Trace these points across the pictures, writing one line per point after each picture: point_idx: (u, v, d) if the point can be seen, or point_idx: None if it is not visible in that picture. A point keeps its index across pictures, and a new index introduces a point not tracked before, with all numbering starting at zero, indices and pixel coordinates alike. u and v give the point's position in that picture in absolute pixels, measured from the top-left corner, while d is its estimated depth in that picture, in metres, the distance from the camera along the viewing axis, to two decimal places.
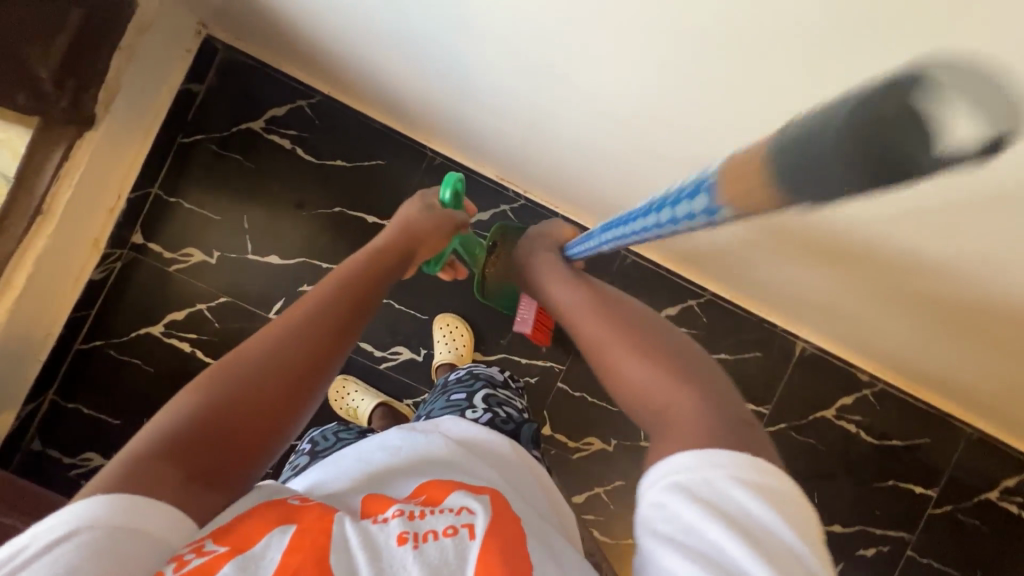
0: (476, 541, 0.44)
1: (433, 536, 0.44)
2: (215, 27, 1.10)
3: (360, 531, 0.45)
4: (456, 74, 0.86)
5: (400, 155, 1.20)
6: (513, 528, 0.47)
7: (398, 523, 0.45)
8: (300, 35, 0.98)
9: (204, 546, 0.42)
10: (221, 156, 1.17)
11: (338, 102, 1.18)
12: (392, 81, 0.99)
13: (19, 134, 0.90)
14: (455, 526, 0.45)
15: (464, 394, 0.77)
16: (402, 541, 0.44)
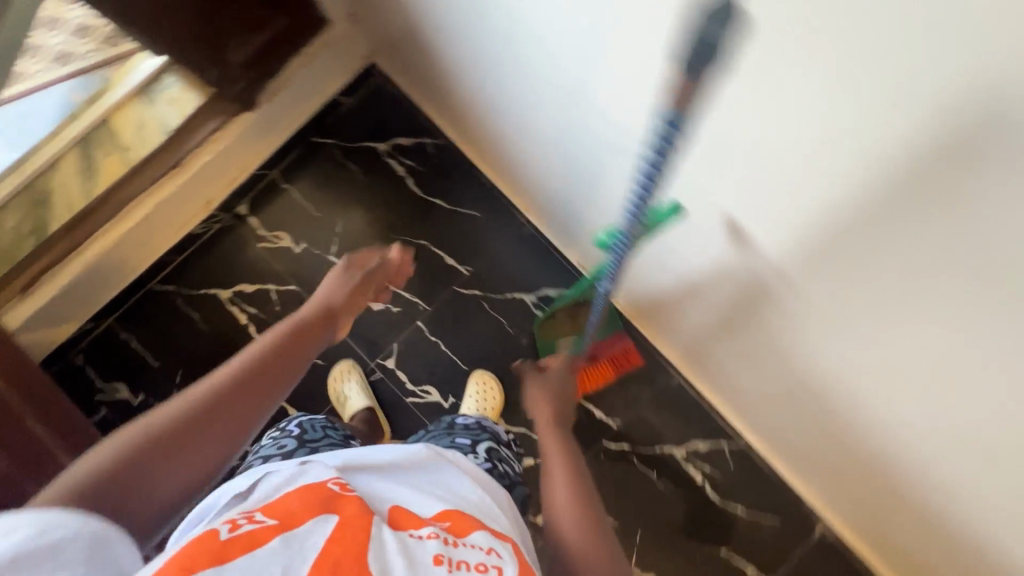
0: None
1: (466, 567, 0.46)
2: (380, 58, 1.22)
3: (397, 540, 0.47)
4: (578, 172, 0.91)
5: (495, 214, 1.27)
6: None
7: (434, 542, 0.48)
8: (453, 93, 1.08)
9: (252, 515, 0.45)
10: (341, 163, 1.26)
11: (459, 151, 1.27)
12: (517, 156, 1.06)
13: (192, 98, 1.03)
14: (485, 564, 0.47)
15: (469, 440, 0.80)
16: (437, 562, 0.46)
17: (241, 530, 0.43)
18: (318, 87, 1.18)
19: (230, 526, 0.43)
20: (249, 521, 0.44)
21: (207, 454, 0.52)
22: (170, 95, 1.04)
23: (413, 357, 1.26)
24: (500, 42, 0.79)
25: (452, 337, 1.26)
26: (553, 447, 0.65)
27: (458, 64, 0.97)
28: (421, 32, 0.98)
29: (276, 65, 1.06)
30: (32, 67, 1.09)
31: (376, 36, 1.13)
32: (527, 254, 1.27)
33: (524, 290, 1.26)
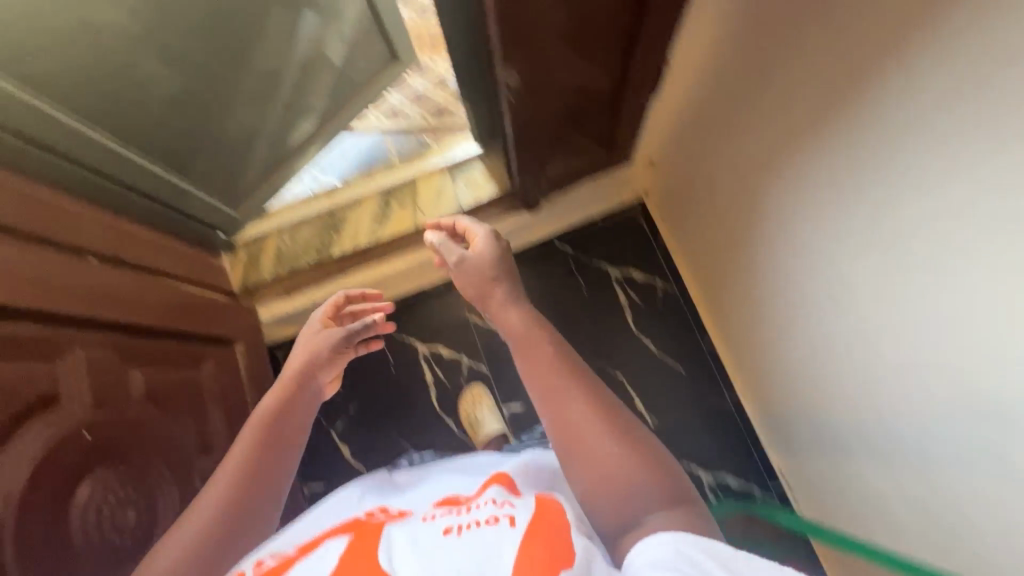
0: (516, 525, 0.46)
1: (475, 525, 0.48)
2: (650, 198, 1.25)
3: (414, 530, 0.50)
4: (835, 425, 0.81)
5: (701, 379, 1.21)
6: (556, 524, 0.46)
7: (445, 519, 0.50)
8: (716, 269, 1.05)
9: (269, 558, 0.50)
10: (570, 274, 1.28)
11: (688, 304, 1.24)
12: (761, 356, 1.00)
13: (490, 189, 1.13)
14: (496, 517, 0.49)
15: None
16: (447, 531, 0.48)
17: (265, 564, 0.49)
18: (582, 208, 1.24)
19: (255, 567, 0.49)
20: (269, 562, 0.49)
21: (223, 561, 0.52)
22: (472, 179, 1.14)
23: None
24: (805, 324, 0.80)
25: None
26: (570, 405, 0.51)
27: (739, 290, 0.98)
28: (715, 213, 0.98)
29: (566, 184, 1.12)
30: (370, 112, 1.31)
31: (662, 187, 1.15)
32: (720, 431, 1.18)
33: (703, 465, 1.17)
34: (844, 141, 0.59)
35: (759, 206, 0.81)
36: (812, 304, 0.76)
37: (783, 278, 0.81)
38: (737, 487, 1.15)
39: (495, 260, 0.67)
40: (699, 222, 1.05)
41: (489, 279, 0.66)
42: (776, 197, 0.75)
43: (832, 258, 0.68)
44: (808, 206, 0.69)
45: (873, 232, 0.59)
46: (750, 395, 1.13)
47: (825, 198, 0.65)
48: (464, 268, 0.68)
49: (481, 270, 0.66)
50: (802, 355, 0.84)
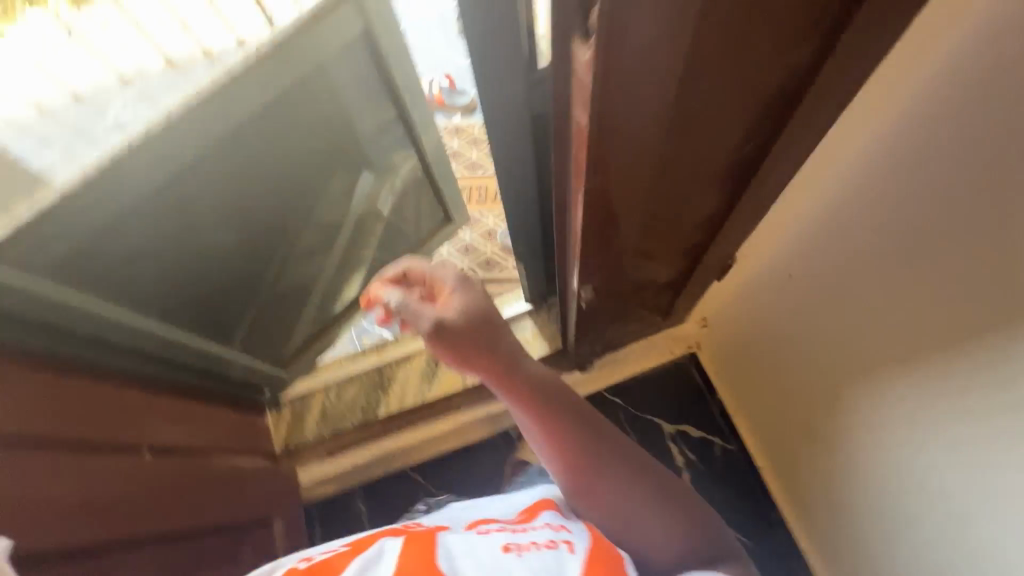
0: (577, 554, 0.45)
1: (534, 545, 0.46)
2: (702, 351, 1.21)
3: (465, 539, 0.48)
4: None
5: (773, 557, 1.09)
6: (607, 555, 0.46)
7: (500, 538, 0.48)
8: (786, 440, 0.97)
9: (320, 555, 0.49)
10: (621, 427, 1.22)
11: (750, 464, 1.15)
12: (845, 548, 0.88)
13: (541, 346, 1.14)
14: (554, 540, 0.48)
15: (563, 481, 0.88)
16: (506, 547, 0.46)
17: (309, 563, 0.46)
18: (632, 361, 1.22)
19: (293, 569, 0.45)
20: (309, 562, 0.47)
21: None
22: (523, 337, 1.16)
23: None
24: (897, 573, 0.73)
25: None
26: (558, 441, 0.59)
27: (816, 480, 0.90)
28: (779, 390, 0.91)
29: (618, 343, 1.09)
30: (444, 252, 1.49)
31: (717, 349, 1.12)
32: None
33: None
34: (926, 412, 0.59)
35: (829, 435, 0.79)
36: (904, 560, 0.70)
37: (864, 515, 0.76)
38: None
39: (485, 317, 0.57)
40: (763, 397, 1.00)
41: (488, 360, 0.57)
42: (851, 436, 0.73)
43: (922, 517, 0.64)
44: (912, 429, 0.62)
45: (980, 509, 0.56)
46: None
47: (927, 448, 0.60)
48: (449, 346, 0.56)
49: (473, 350, 0.56)
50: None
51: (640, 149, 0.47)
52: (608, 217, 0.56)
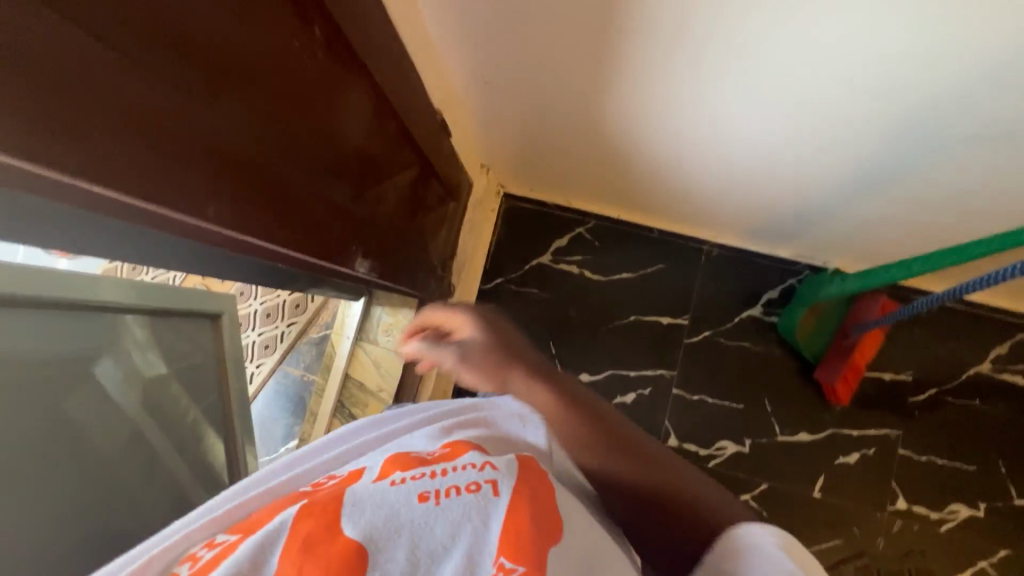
0: (502, 501, 0.35)
1: (455, 492, 0.35)
2: (510, 185, 1.23)
3: (371, 497, 0.35)
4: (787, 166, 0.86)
5: (680, 257, 1.25)
6: (548, 493, 0.37)
7: (417, 480, 0.36)
8: (599, 171, 1.06)
9: (214, 539, 0.36)
10: (520, 292, 1.26)
11: (611, 220, 1.26)
12: (689, 190, 1.03)
13: (405, 314, 1.04)
14: (477, 482, 0.36)
15: None
16: (422, 498, 0.35)
17: (197, 562, 0.33)
18: (478, 244, 1.21)
19: (188, 562, 0.34)
20: (209, 549, 0.34)
21: None
22: (385, 325, 1.04)
23: (691, 424, 1.21)
24: (736, 159, 0.88)
25: (711, 385, 1.22)
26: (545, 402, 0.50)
27: (634, 169, 1.01)
28: (561, 143, 0.98)
29: (452, 245, 1.07)
30: (250, 369, 1.08)
31: (512, 172, 1.15)
32: (729, 274, 1.24)
33: (746, 306, 1.23)
34: (649, 57, 0.68)
35: (624, 134, 0.88)
36: (730, 145, 0.85)
37: (689, 151, 0.89)
38: (777, 292, 1.23)
39: (509, 343, 0.54)
40: (570, 168, 1.07)
41: (509, 375, 0.52)
42: (634, 117, 0.83)
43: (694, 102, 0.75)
44: (631, 60, 0.69)
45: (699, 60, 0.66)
46: (740, 237, 1.19)
47: (645, 58, 0.69)
48: (475, 370, 0.53)
49: (498, 369, 0.53)
50: (756, 176, 0.92)
51: (234, 146, 0.39)
52: (297, 211, 0.49)
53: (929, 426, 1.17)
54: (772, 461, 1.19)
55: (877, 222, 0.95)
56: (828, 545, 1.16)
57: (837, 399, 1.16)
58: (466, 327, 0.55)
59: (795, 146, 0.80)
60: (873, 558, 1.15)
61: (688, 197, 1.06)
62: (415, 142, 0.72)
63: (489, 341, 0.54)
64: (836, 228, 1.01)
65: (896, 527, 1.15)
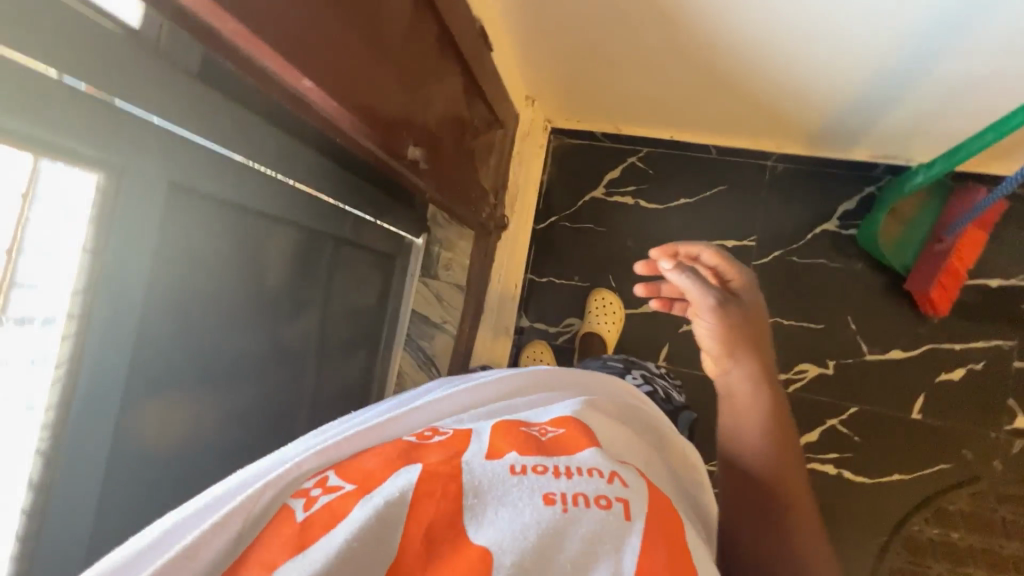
0: (635, 527, 0.33)
1: (584, 501, 0.34)
2: (558, 119, 1.24)
3: (496, 489, 0.34)
4: (833, 49, 0.81)
5: (742, 175, 1.19)
6: (673, 523, 0.35)
7: (543, 476, 0.35)
8: (643, 90, 1.04)
9: (328, 481, 0.36)
10: (576, 228, 1.26)
11: (664, 145, 1.22)
12: (741, 94, 0.99)
13: (462, 248, 1.11)
14: (608, 498, 0.34)
15: (622, 364, 0.88)
16: (549, 502, 0.34)
17: (321, 504, 0.34)
18: (530, 179, 1.23)
19: (305, 502, 0.34)
20: (324, 492, 0.35)
21: None
22: (445, 259, 1.09)
23: None
24: (805, 43, 0.81)
25: (785, 306, 1.15)
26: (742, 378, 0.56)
27: (677, 82, 0.98)
28: (600, 63, 0.96)
29: (502, 176, 1.10)
30: None
31: (558, 99, 1.14)
32: (798, 188, 1.17)
33: (820, 220, 1.15)
34: None
35: (675, 34, 0.84)
36: (797, 28, 0.77)
37: (745, 45, 0.84)
38: (856, 203, 1.14)
39: (752, 319, 0.57)
40: (614, 88, 1.05)
41: (749, 343, 0.56)
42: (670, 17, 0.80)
43: None
44: None
45: None
46: (804, 142, 1.12)
47: None
48: (729, 326, 0.55)
49: (741, 334, 0.55)
50: (831, 59, 0.83)
51: None
52: (354, 87, 0.52)
53: None
54: (860, 381, 1.11)
55: (936, 99, 0.88)
56: (934, 468, 1.06)
57: (936, 309, 1.04)
58: (735, 279, 0.58)
59: (858, 21, 0.73)
60: (989, 482, 1.04)
61: (741, 102, 1.01)
62: (456, 50, 0.73)
63: (745, 304, 0.57)
64: (901, 112, 0.94)
65: (1017, 449, 1.03)
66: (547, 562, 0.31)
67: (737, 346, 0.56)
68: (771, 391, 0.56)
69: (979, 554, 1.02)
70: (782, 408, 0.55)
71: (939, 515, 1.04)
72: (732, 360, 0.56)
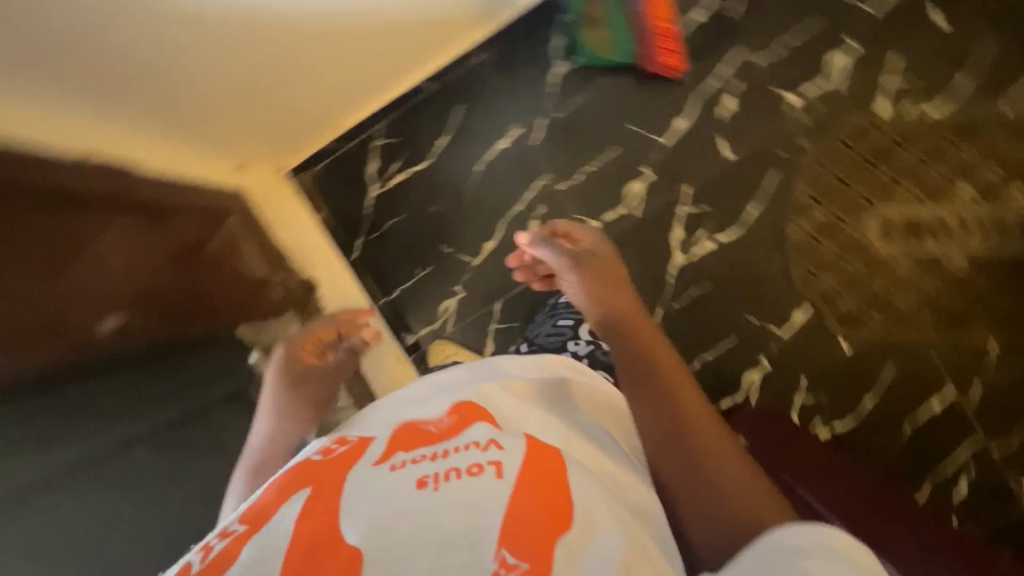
0: (500, 479, 0.49)
1: (456, 475, 0.49)
2: (286, 159, 1.19)
3: (382, 485, 0.48)
4: None
5: (465, 85, 1.20)
6: (554, 471, 0.51)
7: (424, 467, 0.50)
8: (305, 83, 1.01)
9: (229, 529, 0.47)
10: (382, 233, 1.22)
11: (389, 111, 1.21)
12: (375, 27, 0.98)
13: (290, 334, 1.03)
14: (480, 463, 0.50)
15: (571, 323, 1.02)
16: (424, 485, 0.48)
17: (216, 551, 0.45)
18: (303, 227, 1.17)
19: (206, 552, 0.45)
20: (223, 539, 0.46)
21: None
22: None
23: (595, 198, 1.19)
24: None
25: (582, 156, 1.19)
26: (613, 310, 0.78)
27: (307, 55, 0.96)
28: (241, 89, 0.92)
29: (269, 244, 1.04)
30: None
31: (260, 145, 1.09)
32: (512, 59, 1.19)
33: (549, 71, 1.19)
34: None
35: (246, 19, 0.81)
36: None
37: None
38: (562, 37, 1.18)
39: (607, 267, 0.82)
40: (285, 106, 1.03)
41: (606, 289, 0.79)
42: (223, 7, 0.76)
43: None
44: None
45: None
46: (484, 19, 1.15)
47: None
48: (586, 278, 0.80)
49: (599, 281, 0.80)
50: None
51: None
52: None
53: (760, 21, 1.15)
54: (674, 163, 1.17)
55: None
56: (771, 179, 1.16)
57: (671, 74, 1.15)
58: (583, 239, 0.86)
59: None
60: (810, 159, 1.15)
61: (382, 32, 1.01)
62: None
63: (597, 255, 0.84)
64: None
65: (806, 120, 1.14)
66: (419, 532, 0.44)
67: (604, 291, 0.79)
68: (641, 320, 0.77)
69: (844, 213, 1.14)
70: (644, 322, 0.77)
71: (799, 211, 1.15)
72: (599, 306, 0.78)
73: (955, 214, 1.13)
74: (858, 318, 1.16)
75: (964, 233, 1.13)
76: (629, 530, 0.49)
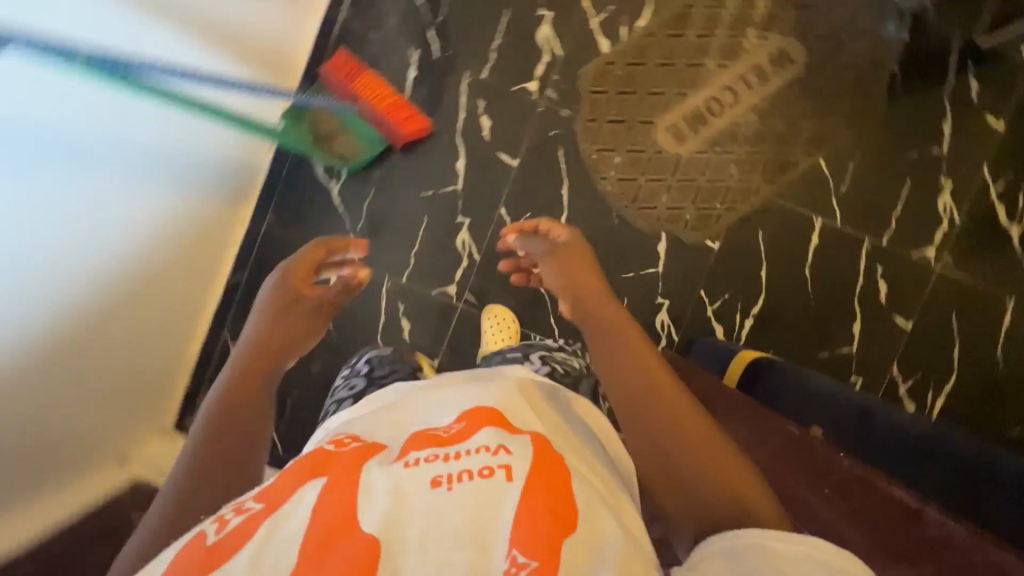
0: (514, 483, 0.47)
1: (467, 476, 0.47)
2: (166, 413, 1.21)
3: (392, 482, 0.47)
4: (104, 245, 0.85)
5: (271, 251, 1.24)
6: (548, 471, 0.49)
7: (434, 466, 0.48)
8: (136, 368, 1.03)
9: (242, 504, 0.47)
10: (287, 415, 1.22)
11: (225, 315, 1.24)
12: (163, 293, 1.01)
13: None
14: (490, 466, 0.48)
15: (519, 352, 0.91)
16: (436, 484, 0.46)
17: (232, 525, 0.44)
18: None
19: (219, 525, 0.45)
20: (236, 512, 0.46)
21: None
22: None
23: (437, 266, 1.22)
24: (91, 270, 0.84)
25: (404, 241, 1.23)
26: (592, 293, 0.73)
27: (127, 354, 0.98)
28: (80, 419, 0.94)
29: None
30: None
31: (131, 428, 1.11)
32: (294, 206, 1.24)
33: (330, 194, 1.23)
34: None
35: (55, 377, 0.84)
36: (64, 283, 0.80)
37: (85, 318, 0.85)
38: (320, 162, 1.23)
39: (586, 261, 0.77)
40: (127, 383, 1.03)
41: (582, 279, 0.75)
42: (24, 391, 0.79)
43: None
44: None
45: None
46: (240, 200, 1.19)
47: None
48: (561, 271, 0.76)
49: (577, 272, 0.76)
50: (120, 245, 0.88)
51: None
52: None
53: (464, 42, 1.20)
54: (478, 197, 1.22)
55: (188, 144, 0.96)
56: (564, 158, 1.21)
57: (420, 131, 1.20)
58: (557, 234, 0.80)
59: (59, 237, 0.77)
60: (581, 120, 1.21)
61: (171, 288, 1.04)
62: None
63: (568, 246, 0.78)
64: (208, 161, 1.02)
65: (554, 93, 1.20)
66: (430, 531, 0.43)
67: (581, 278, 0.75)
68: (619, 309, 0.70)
69: (636, 144, 1.21)
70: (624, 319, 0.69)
71: (601, 165, 1.21)
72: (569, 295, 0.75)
73: (719, 86, 1.20)
74: (708, 216, 1.22)
75: (737, 95, 1.20)
76: (625, 530, 0.48)
